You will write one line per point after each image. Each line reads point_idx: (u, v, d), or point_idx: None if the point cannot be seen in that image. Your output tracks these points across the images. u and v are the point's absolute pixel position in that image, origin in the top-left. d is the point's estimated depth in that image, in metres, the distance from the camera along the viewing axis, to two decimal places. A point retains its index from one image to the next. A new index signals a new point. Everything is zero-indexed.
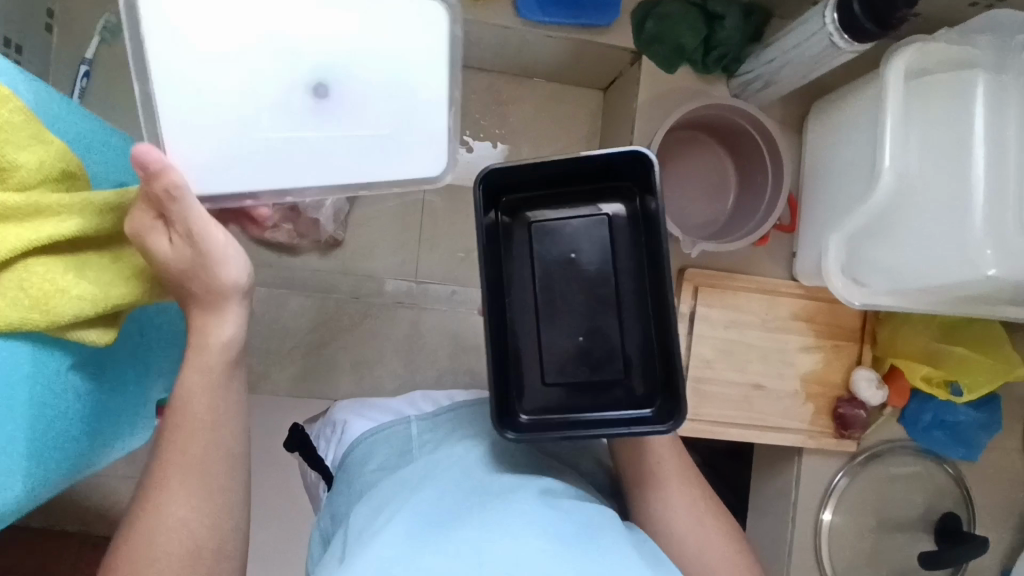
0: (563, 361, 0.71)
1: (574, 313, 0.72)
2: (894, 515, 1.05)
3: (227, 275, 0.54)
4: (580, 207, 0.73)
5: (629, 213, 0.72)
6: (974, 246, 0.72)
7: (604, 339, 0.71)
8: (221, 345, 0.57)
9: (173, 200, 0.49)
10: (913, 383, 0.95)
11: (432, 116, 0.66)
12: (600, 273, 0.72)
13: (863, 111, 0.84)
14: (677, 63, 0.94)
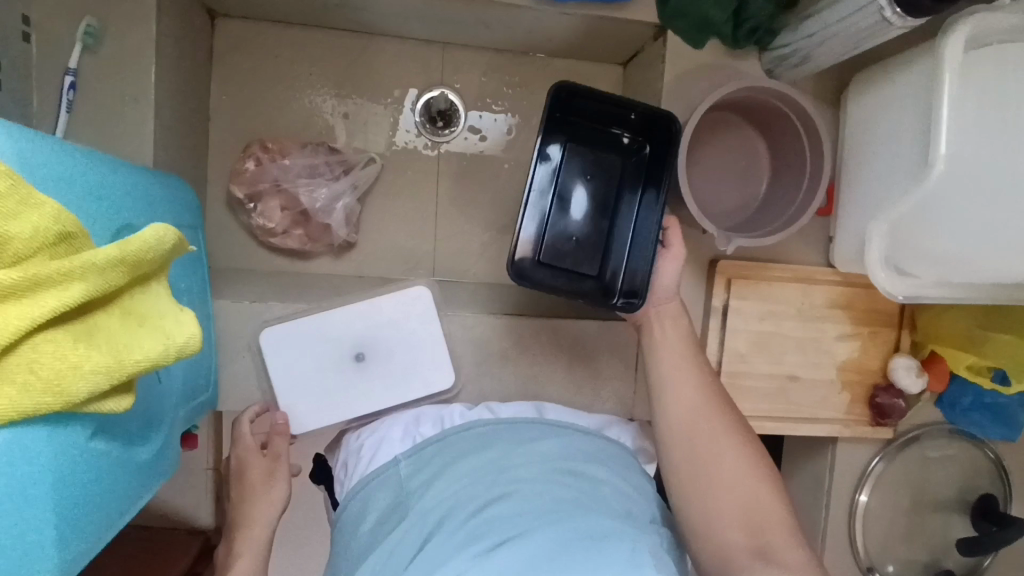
0: (558, 249, 0.86)
1: (573, 216, 0.86)
2: (930, 497, 1.04)
3: (278, 497, 0.81)
4: (608, 138, 0.86)
5: (640, 164, 0.85)
6: None
7: (585, 245, 0.86)
8: (258, 535, 0.78)
9: (278, 437, 0.83)
10: (956, 372, 0.91)
11: (432, 366, 0.90)
12: (602, 200, 0.86)
13: (912, 89, 0.78)
14: (701, 38, 0.86)
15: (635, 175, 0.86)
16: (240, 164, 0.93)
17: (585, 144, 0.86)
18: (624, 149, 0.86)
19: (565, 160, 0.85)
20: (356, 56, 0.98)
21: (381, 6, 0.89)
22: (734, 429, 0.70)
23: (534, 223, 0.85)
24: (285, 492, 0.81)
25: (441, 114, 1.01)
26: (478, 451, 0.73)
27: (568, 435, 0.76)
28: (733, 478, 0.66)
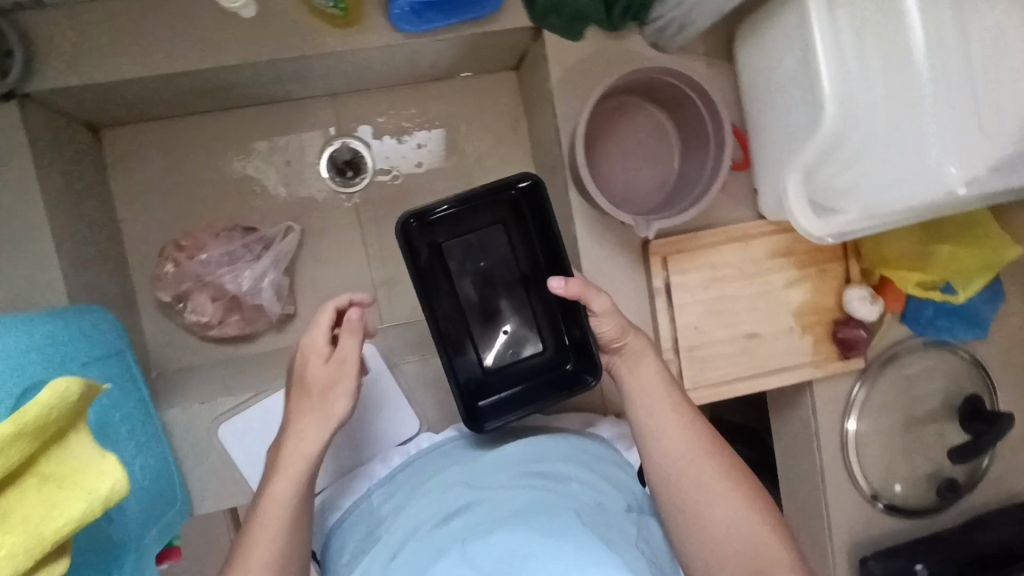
0: (492, 345, 0.84)
1: (494, 307, 0.84)
2: (920, 411, 1.05)
3: (334, 412, 0.69)
4: (481, 223, 0.81)
5: (522, 224, 0.81)
6: (936, 161, 0.63)
7: (516, 322, 0.85)
8: (300, 455, 0.68)
9: (348, 343, 0.69)
10: (907, 292, 0.91)
11: (388, 405, 0.90)
12: (512, 271, 0.84)
13: (791, 31, 0.74)
14: (580, 29, 0.85)
15: (523, 232, 0.81)
16: (161, 269, 0.92)
17: (466, 241, 0.82)
18: (502, 220, 0.81)
19: (454, 267, 0.82)
20: (248, 130, 0.97)
21: (255, 78, 0.87)
22: (723, 465, 0.72)
23: (461, 343, 0.83)
24: (342, 408, 0.69)
25: (348, 163, 1.00)
26: (448, 471, 0.76)
27: (529, 441, 0.78)
28: (728, 516, 0.70)
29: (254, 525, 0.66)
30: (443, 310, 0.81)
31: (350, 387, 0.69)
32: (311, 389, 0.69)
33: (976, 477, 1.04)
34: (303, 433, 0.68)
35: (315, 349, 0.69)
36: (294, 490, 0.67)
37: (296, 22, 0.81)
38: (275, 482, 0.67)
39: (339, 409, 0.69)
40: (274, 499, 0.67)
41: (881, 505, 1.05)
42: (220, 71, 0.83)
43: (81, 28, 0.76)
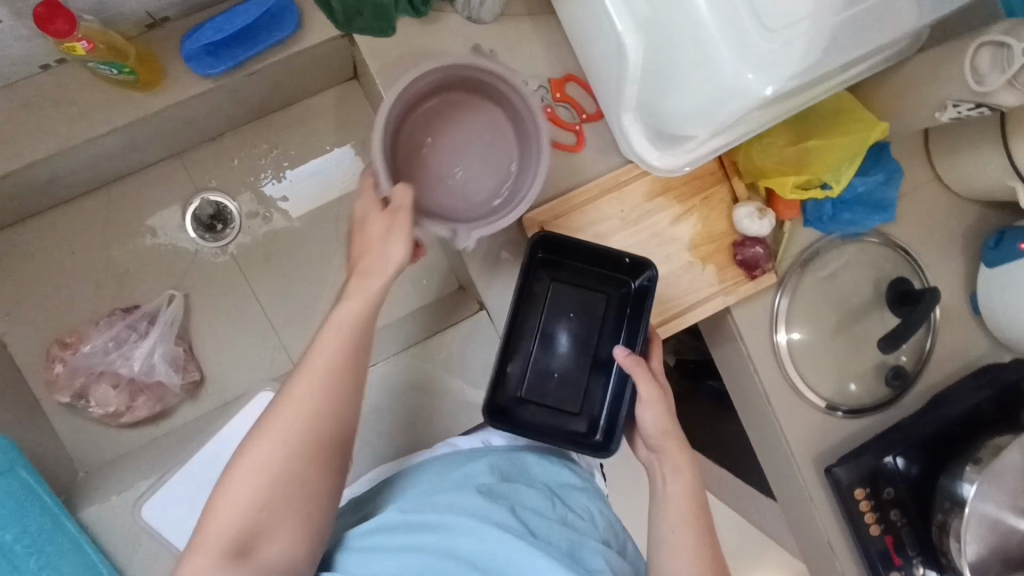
0: (542, 385, 0.87)
1: (562, 355, 0.88)
2: (851, 309, 1.01)
3: (396, 255, 0.68)
4: (591, 270, 0.88)
5: (615, 292, 0.88)
6: (732, 73, 0.61)
7: (575, 373, 0.87)
8: (338, 330, 0.64)
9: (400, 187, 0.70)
10: (788, 197, 0.87)
11: None
12: (591, 333, 0.88)
13: None
14: (390, 23, 0.82)
15: (614, 305, 0.88)
16: (52, 371, 0.91)
17: (565, 278, 0.88)
18: (603, 279, 0.89)
19: (548, 297, 0.88)
20: (106, 211, 0.96)
21: (85, 159, 0.85)
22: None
23: (524, 363, 0.87)
24: (393, 270, 0.68)
25: (214, 217, 0.98)
26: (441, 476, 0.74)
27: (539, 475, 0.78)
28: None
29: (275, 412, 0.62)
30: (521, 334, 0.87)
31: (398, 234, 0.69)
32: (367, 243, 0.69)
33: (924, 359, 1.02)
34: (340, 327, 0.64)
35: (370, 211, 0.71)
36: (322, 372, 0.63)
37: (96, 94, 0.79)
38: (296, 385, 0.63)
39: (396, 259, 0.68)
40: (293, 403, 0.62)
41: (841, 412, 1.01)
42: (39, 164, 0.81)
43: None
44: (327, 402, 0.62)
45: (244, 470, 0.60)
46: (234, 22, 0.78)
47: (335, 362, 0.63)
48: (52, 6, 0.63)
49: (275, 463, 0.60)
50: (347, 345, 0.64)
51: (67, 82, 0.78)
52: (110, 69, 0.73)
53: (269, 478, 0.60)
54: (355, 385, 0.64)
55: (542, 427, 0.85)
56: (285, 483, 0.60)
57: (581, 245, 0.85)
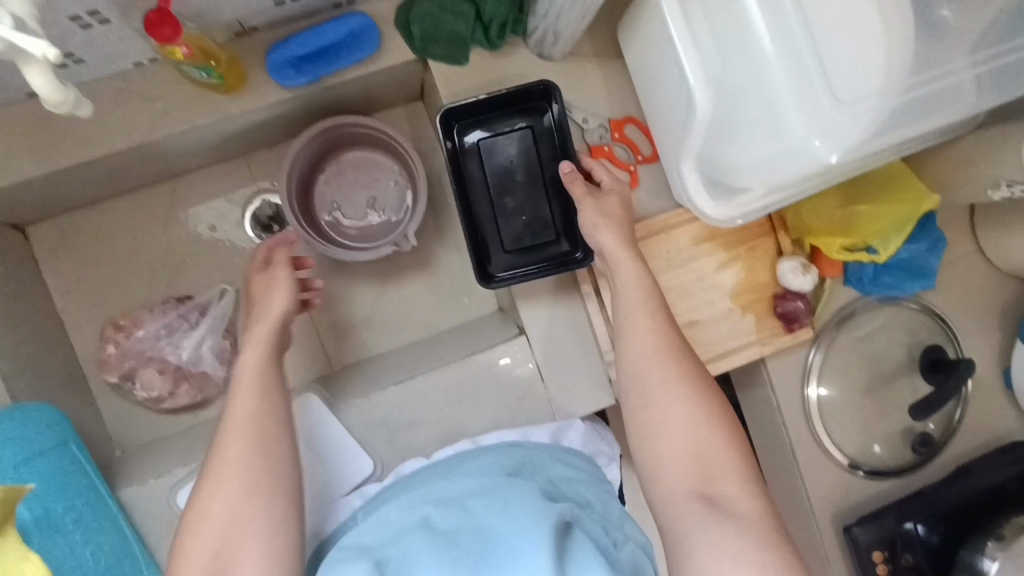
0: (513, 231, 0.89)
1: (515, 193, 0.88)
2: (884, 371, 1.02)
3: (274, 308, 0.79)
4: (511, 110, 0.88)
5: (545, 120, 0.88)
6: (798, 135, 0.63)
7: (534, 209, 0.89)
8: (252, 360, 0.75)
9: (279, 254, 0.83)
10: (833, 257, 0.89)
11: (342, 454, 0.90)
12: (530, 161, 0.89)
13: (657, 28, 0.74)
14: (464, 53, 0.86)
15: (550, 128, 0.88)
16: (104, 350, 0.95)
17: (491, 129, 0.88)
18: (527, 110, 0.88)
19: (486, 155, 0.88)
20: (170, 202, 1.00)
21: (160, 152, 0.90)
22: (686, 383, 0.72)
23: (485, 222, 0.88)
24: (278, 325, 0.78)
25: (272, 218, 1.02)
26: (443, 475, 0.81)
27: (533, 473, 0.81)
28: (680, 427, 0.69)
29: (232, 432, 0.71)
30: (479, 209, 0.88)
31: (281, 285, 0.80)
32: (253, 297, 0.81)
33: (951, 429, 1.02)
34: (245, 381, 0.74)
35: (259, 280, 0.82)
36: (257, 394, 0.73)
37: (181, 95, 0.83)
38: (230, 431, 0.70)
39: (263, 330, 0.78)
40: (230, 449, 0.69)
41: (862, 472, 1.01)
42: (121, 154, 0.85)
43: None
44: (263, 420, 0.72)
45: (206, 512, 0.66)
46: (320, 39, 0.82)
47: (255, 403, 0.72)
48: (162, 15, 0.67)
49: (233, 498, 0.67)
50: (260, 386, 0.74)
51: (155, 81, 0.82)
52: (201, 72, 0.77)
53: (228, 516, 0.66)
54: (276, 419, 0.72)
55: (532, 270, 0.87)
56: (239, 519, 0.66)
57: (489, 97, 0.85)
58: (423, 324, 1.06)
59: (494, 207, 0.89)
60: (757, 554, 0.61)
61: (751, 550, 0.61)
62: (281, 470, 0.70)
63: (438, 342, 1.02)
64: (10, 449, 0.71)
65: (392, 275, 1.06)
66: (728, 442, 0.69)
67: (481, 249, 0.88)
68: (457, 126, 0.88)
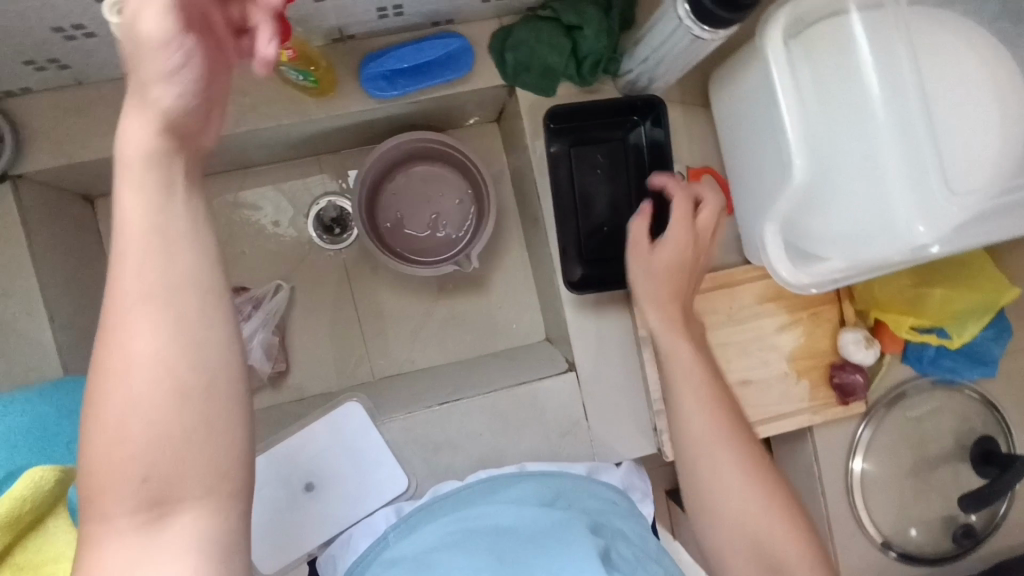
0: (597, 241, 0.91)
1: (601, 204, 0.91)
2: (932, 454, 0.99)
3: (152, 104, 0.44)
4: (604, 126, 0.90)
5: (636, 137, 0.91)
6: (901, 217, 0.63)
7: (616, 222, 0.91)
8: (142, 144, 0.43)
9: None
10: (900, 335, 0.87)
11: (381, 464, 0.90)
12: (617, 175, 0.91)
13: (757, 90, 0.74)
14: (553, 86, 0.86)
15: (641, 148, 0.90)
16: None
17: (585, 140, 0.90)
18: (620, 127, 0.91)
19: (577, 164, 0.90)
20: (237, 191, 1.00)
21: (239, 144, 0.90)
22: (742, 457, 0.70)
23: (570, 229, 0.90)
24: (161, 137, 0.44)
25: (335, 220, 1.02)
26: (487, 495, 0.79)
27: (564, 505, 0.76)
28: (736, 504, 0.69)
29: (115, 316, 0.42)
30: (566, 213, 0.89)
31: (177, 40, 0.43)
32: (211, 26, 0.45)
33: (994, 523, 0.99)
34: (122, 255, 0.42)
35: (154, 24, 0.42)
36: (151, 240, 0.43)
37: (272, 92, 0.83)
38: (119, 315, 0.42)
39: (134, 145, 0.44)
40: (128, 343, 0.41)
41: (895, 554, 0.99)
42: None
43: (69, 111, 0.81)
44: (183, 302, 0.42)
45: (104, 442, 0.40)
46: (418, 56, 0.83)
47: (155, 275, 0.42)
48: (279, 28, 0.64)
49: (153, 409, 0.41)
50: (155, 245, 0.43)
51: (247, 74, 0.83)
52: (300, 75, 0.78)
53: (146, 439, 0.40)
54: (204, 287, 0.43)
55: (613, 280, 0.89)
56: (169, 445, 0.41)
57: (592, 109, 0.87)
58: (469, 344, 1.05)
59: (580, 213, 0.90)
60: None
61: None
62: (223, 367, 0.43)
63: (484, 364, 1.01)
64: (72, 425, 0.72)
65: (443, 291, 1.05)
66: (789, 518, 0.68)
67: (566, 256, 0.90)
68: (556, 130, 0.89)
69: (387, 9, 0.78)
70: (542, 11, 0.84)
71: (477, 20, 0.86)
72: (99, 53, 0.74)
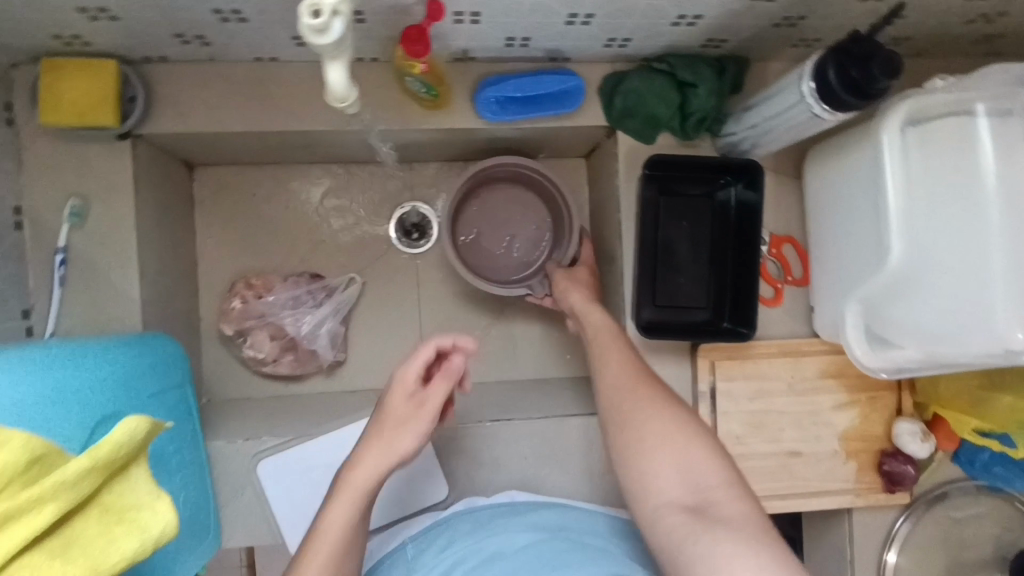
0: (670, 289, 0.93)
1: (679, 255, 0.93)
2: (968, 559, 0.98)
3: (398, 446, 0.70)
4: (696, 180, 0.92)
5: (726, 196, 0.93)
6: (1002, 326, 0.66)
7: (690, 274, 0.93)
8: (360, 479, 0.69)
9: (440, 383, 0.73)
10: (963, 435, 0.87)
11: (424, 465, 0.92)
12: (701, 229, 0.93)
13: (861, 168, 0.76)
14: (654, 134, 0.89)
15: (728, 206, 0.92)
16: (229, 303, 0.97)
17: (675, 190, 0.92)
18: (711, 184, 0.93)
19: (663, 213, 0.92)
20: (329, 184, 1.04)
21: (344, 140, 0.94)
22: (666, 402, 0.69)
23: (646, 274, 0.91)
24: (384, 471, 0.70)
25: (415, 226, 1.05)
26: (512, 518, 0.82)
27: (577, 537, 0.78)
28: (658, 441, 0.65)
29: None
30: (646, 258, 0.91)
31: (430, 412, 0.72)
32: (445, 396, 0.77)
33: None
34: (328, 538, 0.66)
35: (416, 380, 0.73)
36: None
37: (389, 97, 0.87)
38: None
39: (367, 471, 0.69)
40: None
41: None
42: (313, 132, 0.90)
43: (197, 83, 0.85)
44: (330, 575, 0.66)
45: None
46: (534, 88, 0.86)
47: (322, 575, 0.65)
48: (421, 34, 0.71)
49: None
50: (334, 547, 0.66)
51: (368, 76, 0.86)
52: (423, 88, 0.82)
53: None
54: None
55: (682, 329, 0.91)
56: None
57: (690, 164, 0.89)
58: (523, 366, 1.07)
59: (659, 259, 0.92)
60: (755, 562, 0.54)
61: (743, 557, 0.55)
62: None
63: (536, 390, 1.02)
64: (154, 380, 0.75)
65: (506, 312, 1.07)
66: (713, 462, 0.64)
67: (638, 299, 0.91)
68: (651, 176, 0.90)
69: (515, 40, 0.81)
70: (657, 63, 0.86)
71: (594, 62, 0.89)
72: (242, 36, 0.78)
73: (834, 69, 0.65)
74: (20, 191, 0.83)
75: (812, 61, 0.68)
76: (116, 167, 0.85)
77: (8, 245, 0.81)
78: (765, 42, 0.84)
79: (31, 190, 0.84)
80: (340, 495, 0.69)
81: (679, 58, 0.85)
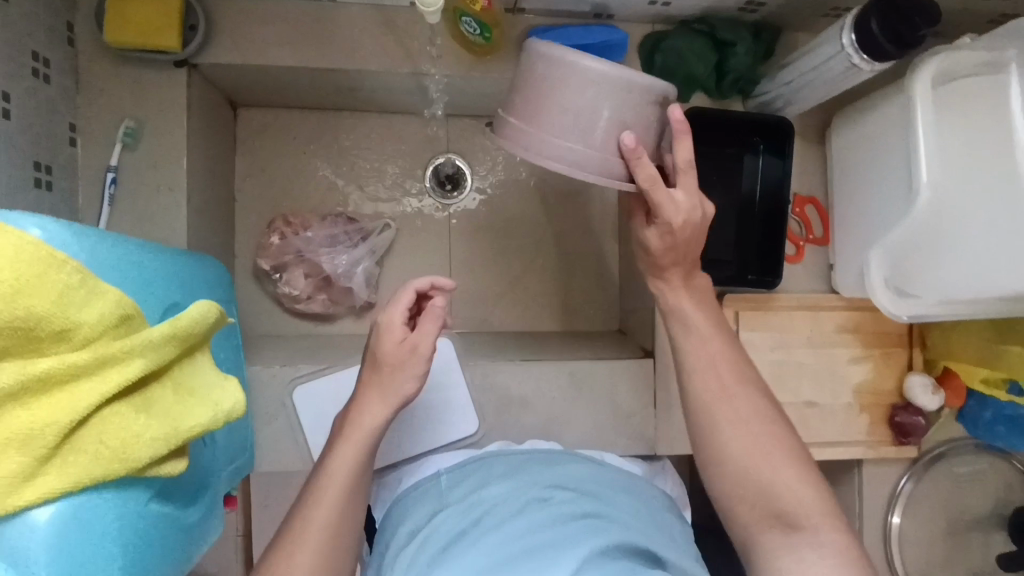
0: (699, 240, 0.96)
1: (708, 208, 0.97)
2: (967, 516, 1.03)
3: (399, 389, 0.70)
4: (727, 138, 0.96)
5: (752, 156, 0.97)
6: None
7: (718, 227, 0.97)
8: (369, 426, 0.69)
9: (428, 320, 0.70)
10: (974, 385, 0.92)
11: (457, 400, 0.94)
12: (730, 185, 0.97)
13: (891, 124, 0.82)
14: (690, 93, 0.94)
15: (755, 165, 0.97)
16: (267, 239, 0.99)
17: (708, 147, 0.96)
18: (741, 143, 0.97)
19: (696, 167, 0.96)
20: (369, 132, 1.07)
21: (391, 86, 0.97)
22: (737, 370, 0.74)
23: None
24: (390, 417, 0.70)
25: (449, 177, 1.08)
26: (545, 465, 0.82)
27: (609, 492, 0.78)
28: (734, 435, 0.70)
29: (292, 538, 0.65)
30: None
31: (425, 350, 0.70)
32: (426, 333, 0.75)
33: None
34: (335, 479, 0.66)
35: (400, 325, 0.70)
36: (319, 543, 0.64)
37: (439, 43, 0.91)
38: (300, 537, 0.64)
39: (372, 417, 0.69)
40: (296, 550, 0.64)
41: None
42: (364, 74, 0.93)
43: (254, 16, 0.88)
44: (336, 526, 0.66)
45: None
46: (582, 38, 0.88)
47: (332, 518, 0.66)
48: None
49: None
50: (340, 494, 0.66)
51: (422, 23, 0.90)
52: (476, 29, 0.86)
53: None
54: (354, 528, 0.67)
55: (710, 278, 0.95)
56: None
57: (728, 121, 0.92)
58: (547, 319, 1.10)
59: None
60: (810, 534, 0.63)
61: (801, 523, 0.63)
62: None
63: (562, 340, 1.05)
64: (207, 292, 0.76)
65: (534, 268, 1.10)
66: (787, 458, 0.68)
67: None
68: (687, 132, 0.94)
69: None
70: (696, 24, 0.91)
71: (637, 21, 0.94)
72: None
73: (876, 20, 0.71)
74: (75, 109, 0.84)
75: (853, 14, 0.74)
76: (171, 92, 0.86)
77: (62, 159, 0.82)
78: (798, 10, 0.90)
79: (86, 110, 0.85)
80: (346, 441, 0.69)
81: (718, 20, 0.91)
